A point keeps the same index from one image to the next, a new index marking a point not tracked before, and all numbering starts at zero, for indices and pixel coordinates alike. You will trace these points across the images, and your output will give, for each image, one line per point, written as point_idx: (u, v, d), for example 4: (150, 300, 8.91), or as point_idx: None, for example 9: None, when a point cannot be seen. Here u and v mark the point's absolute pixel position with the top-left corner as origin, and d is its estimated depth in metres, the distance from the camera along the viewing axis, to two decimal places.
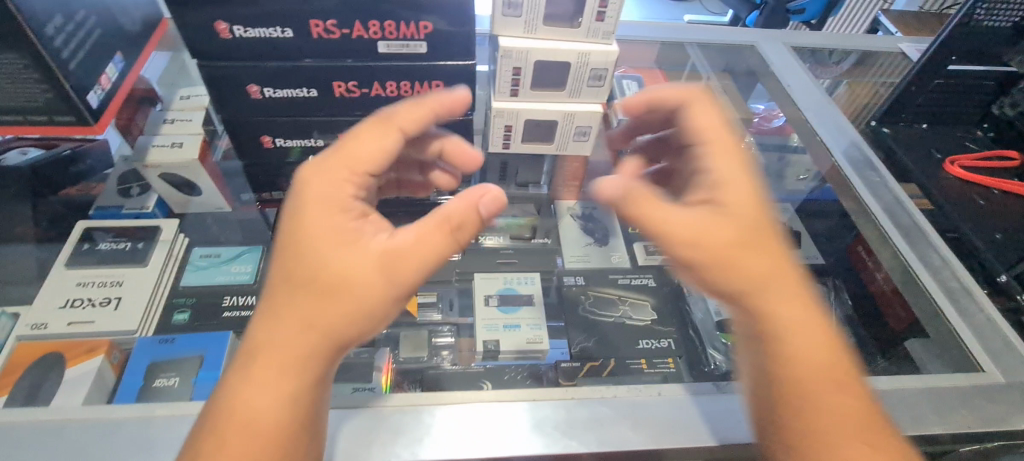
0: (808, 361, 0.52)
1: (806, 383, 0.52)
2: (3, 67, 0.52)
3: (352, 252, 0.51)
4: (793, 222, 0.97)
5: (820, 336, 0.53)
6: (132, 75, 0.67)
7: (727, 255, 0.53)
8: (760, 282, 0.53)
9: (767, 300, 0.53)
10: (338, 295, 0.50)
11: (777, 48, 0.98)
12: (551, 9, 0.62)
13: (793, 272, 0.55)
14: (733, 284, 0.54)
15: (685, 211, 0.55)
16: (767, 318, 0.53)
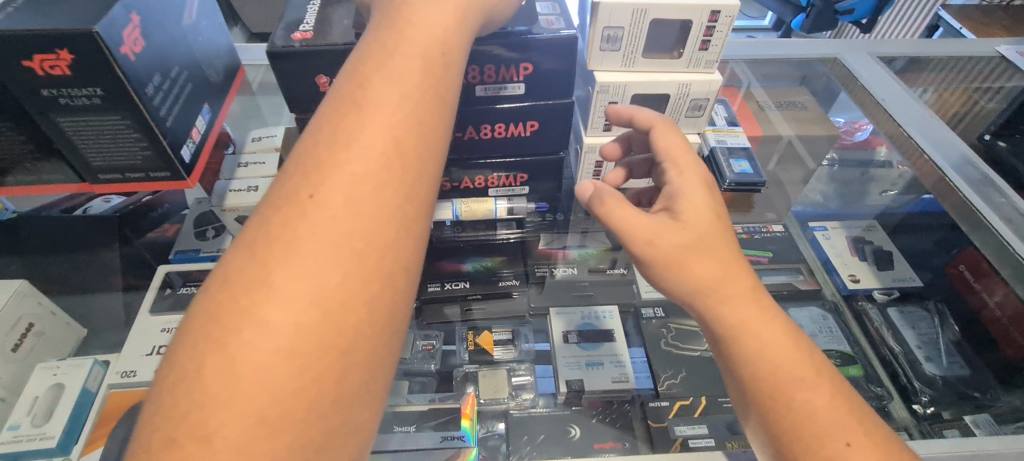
0: (772, 366, 0.46)
1: (786, 393, 0.45)
2: (106, 128, 0.53)
3: (370, 87, 0.38)
4: (885, 243, 0.92)
5: (792, 343, 0.47)
6: (217, 127, 0.68)
7: (684, 255, 0.49)
8: (727, 286, 0.48)
9: (729, 296, 0.48)
10: (400, 146, 0.37)
11: (863, 59, 0.93)
12: (652, 39, 0.56)
13: (745, 281, 0.49)
14: (691, 280, 0.49)
15: (694, 206, 0.50)
16: (737, 315, 0.47)
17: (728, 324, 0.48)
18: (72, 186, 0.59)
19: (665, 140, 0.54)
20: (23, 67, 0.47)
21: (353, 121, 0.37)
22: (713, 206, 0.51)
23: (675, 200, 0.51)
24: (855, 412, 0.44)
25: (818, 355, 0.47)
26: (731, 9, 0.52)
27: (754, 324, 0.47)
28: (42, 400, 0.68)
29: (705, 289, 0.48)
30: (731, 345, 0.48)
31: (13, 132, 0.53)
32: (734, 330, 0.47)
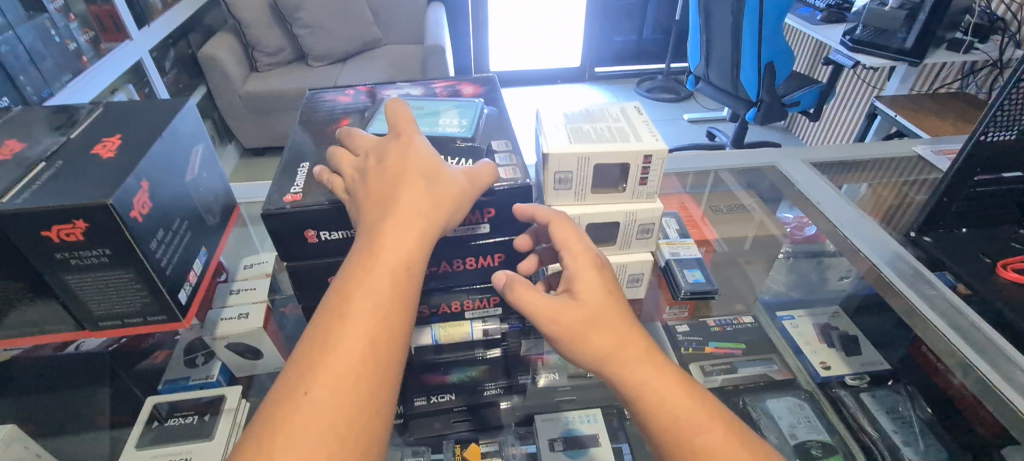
0: (674, 416, 0.50)
1: (688, 438, 0.49)
2: (110, 282, 0.58)
3: (369, 261, 0.49)
4: (849, 328, 0.97)
5: (686, 394, 0.52)
6: (213, 265, 0.73)
7: (583, 329, 0.54)
8: (625, 353, 0.53)
9: (629, 363, 0.53)
10: (393, 308, 0.47)
11: (799, 165, 1.03)
12: (598, 178, 0.64)
13: (638, 341, 0.54)
14: (593, 350, 0.53)
15: (587, 287, 0.56)
16: (636, 378, 0.52)
17: (632, 386, 0.52)
18: (72, 334, 0.62)
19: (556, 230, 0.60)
20: (40, 236, 0.53)
21: (349, 299, 0.46)
22: (604, 284, 0.57)
23: (574, 282, 0.57)
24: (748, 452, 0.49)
25: (711, 400, 0.53)
26: (661, 152, 0.59)
27: (653, 382, 0.52)
28: None
29: (608, 360, 0.53)
30: (634, 401, 0.52)
31: (23, 290, 0.58)
32: (635, 391, 0.52)
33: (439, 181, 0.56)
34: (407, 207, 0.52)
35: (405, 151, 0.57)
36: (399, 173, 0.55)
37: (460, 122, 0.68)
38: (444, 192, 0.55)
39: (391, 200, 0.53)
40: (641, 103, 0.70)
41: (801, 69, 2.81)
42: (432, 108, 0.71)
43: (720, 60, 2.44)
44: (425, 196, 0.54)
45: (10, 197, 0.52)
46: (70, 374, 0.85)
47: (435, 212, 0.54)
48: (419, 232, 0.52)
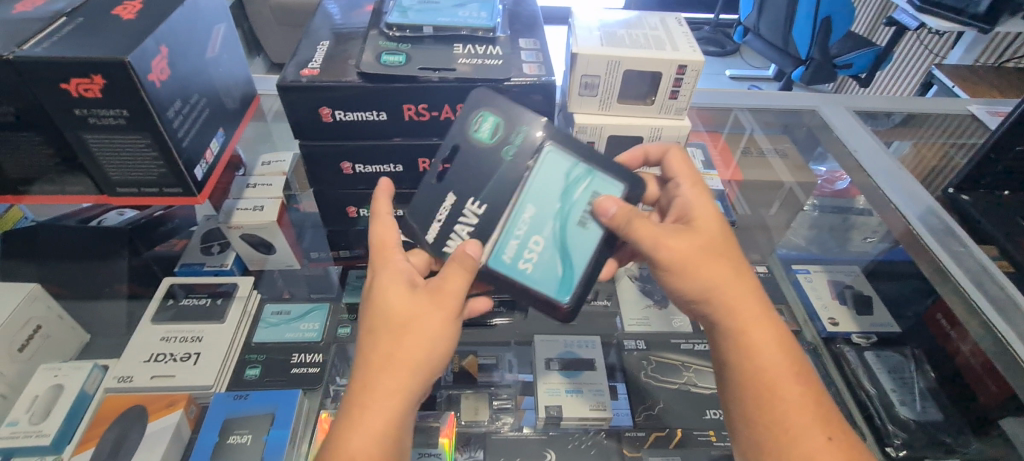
0: (756, 351, 0.56)
1: (771, 387, 0.54)
2: (129, 147, 0.58)
3: (359, 392, 0.52)
4: (863, 287, 0.94)
5: (774, 336, 0.57)
6: (230, 149, 0.73)
7: (694, 256, 0.57)
8: (729, 288, 0.57)
9: (738, 301, 0.57)
10: (372, 436, 0.50)
11: (840, 112, 0.98)
12: (625, 88, 0.60)
13: (750, 284, 0.58)
14: (706, 280, 0.57)
15: (702, 224, 0.59)
16: (734, 312, 0.57)
17: (724, 317, 0.58)
18: (90, 197, 0.64)
19: (675, 165, 0.62)
20: (59, 89, 0.53)
21: (345, 426, 0.50)
22: (720, 228, 0.59)
23: (690, 219, 0.60)
24: (812, 399, 0.54)
25: (791, 343, 0.58)
26: (697, 64, 0.56)
27: (746, 321, 0.57)
28: (42, 399, 0.71)
29: (717, 300, 0.57)
30: (719, 330, 0.58)
31: (42, 145, 0.58)
32: (726, 324, 0.58)
33: (412, 319, 0.53)
34: (387, 360, 0.52)
35: (387, 284, 0.55)
36: (377, 287, 0.55)
37: (480, 15, 0.65)
38: (417, 331, 0.53)
39: (370, 354, 0.53)
40: (683, 16, 0.65)
41: (860, 31, 2.62)
42: (581, 235, 0.59)
43: (771, 13, 2.29)
44: (395, 326, 0.53)
45: (31, 45, 0.52)
46: (92, 243, 0.88)
47: (414, 355, 0.52)
48: (400, 379, 0.52)
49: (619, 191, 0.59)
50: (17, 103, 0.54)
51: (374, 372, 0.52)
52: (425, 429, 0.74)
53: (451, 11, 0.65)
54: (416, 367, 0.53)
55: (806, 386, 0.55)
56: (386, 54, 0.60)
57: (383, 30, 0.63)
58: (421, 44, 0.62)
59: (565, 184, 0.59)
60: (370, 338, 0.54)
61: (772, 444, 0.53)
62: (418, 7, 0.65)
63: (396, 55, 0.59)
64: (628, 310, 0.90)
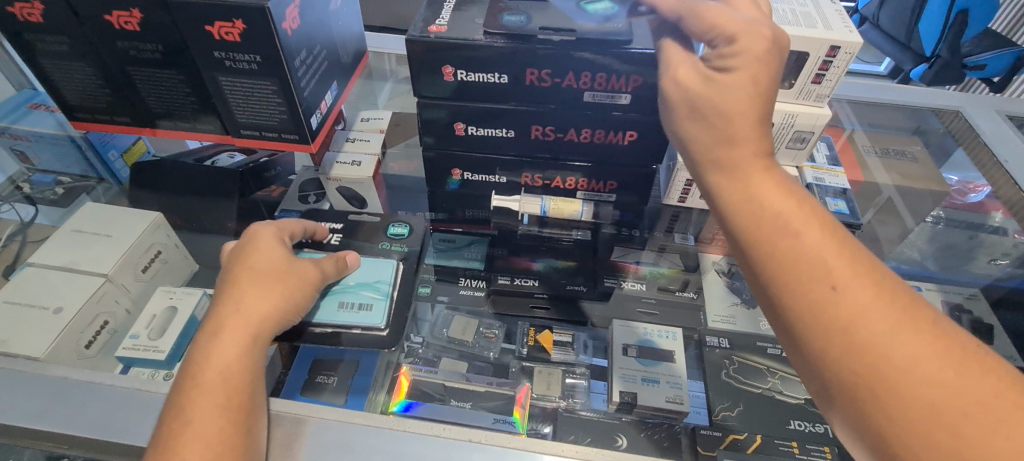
0: (829, 274, 0.39)
1: (857, 326, 0.37)
2: (258, 91, 0.61)
3: (227, 315, 0.55)
4: (986, 316, 0.82)
5: (832, 237, 0.41)
6: (340, 102, 0.75)
7: (738, 162, 0.47)
8: (771, 201, 0.44)
9: (772, 208, 0.43)
10: (238, 350, 0.53)
11: (988, 115, 0.93)
12: None
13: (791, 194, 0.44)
14: (723, 173, 0.48)
15: (736, 84, 0.47)
16: (763, 225, 0.43)
17: (751, 224, 0.44)
18: (217, 136, 0.68)
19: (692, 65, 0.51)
20: (204, 31, 0.56)
21: (213, 342, 0.53)
22: (755, 104, 0.48)
23: (719, 79, 0.48)
24: (920, 316, 0.37)
25: (858, 244, 0.41)
26: (853, 46, 0.51)
27: (794, 226, 0.42)
28: (159, 318, 0.76)
29: (743, 203, 0.45)
30: (762, 260, 0.42)
31: (181, 84, 0.62)
32: (759, 235, 0.43)
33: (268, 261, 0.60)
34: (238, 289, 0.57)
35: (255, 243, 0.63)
36: (256, 241, 0.61)
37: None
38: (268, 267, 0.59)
39: (237, 286, 0.56)
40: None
41: (998, 28, 2.30)
42: (337, 306, 0.68)
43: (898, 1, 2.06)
44: (276, 270, 0.59)
45: None
46: (208, 182, 0.93)
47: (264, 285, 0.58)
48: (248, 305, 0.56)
49: (387, 265, 0.74)
50: (165, 41, 0.58)
51: (248, 297, 0.56)
52: (497, 396, 0.74)
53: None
54: (291, 301, 0.59)
55: (904, 301, 0.38)
56: (508, 14, 0.59)
57: None
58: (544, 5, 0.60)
59: (371, 278, 0.72)
60: (244, 275, 0.58)
61: (888, 404, 0.35)
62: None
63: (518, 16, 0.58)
64: (712, 305, 0.86)
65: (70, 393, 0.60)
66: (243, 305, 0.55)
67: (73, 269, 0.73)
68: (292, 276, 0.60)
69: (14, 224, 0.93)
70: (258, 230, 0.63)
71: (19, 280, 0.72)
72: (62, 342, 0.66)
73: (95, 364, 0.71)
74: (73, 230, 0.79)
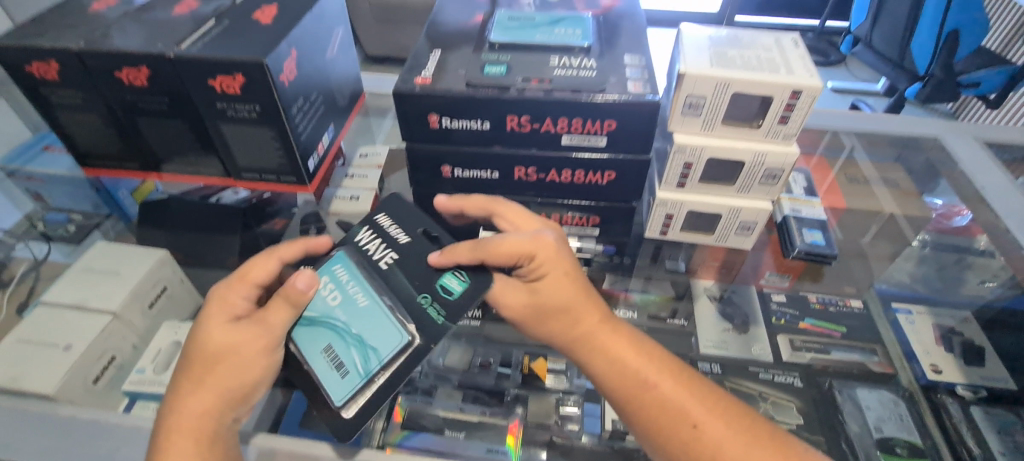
0: (680, 408, 0.52)
1: (712, 452, 0.50)
2: (257, 138, 0.65)
3: (185, 403, 0.53)
4: (976, 338, 0.83)
5: (678, 381, 0.54)
6: (337, 143, 0.79)
7: (564, 322, 0.58)
8: (616, 350, 0.56)
9: (635, 370, 0.55)
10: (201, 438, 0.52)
11: (966, 142, 0.93)
12: (732, 110, 0.58)
13: (627, 341, 0.57)
14: (566, 330, 0.58)
15: (551, 287, 0.58)
16: (625, 383, 0.55)
17: (624, 389, 0.55)
18: (220, 180, 0.71)
19: (507, 217, 0.62)
20: (207, 85, 0.60)
21: (172, 434, 0.52)
22: (578, 285, 0.58)
23: (538, 287, 0.58)
24: (750, 428, 0.51)
25: (697, 380, 0.55)
26: (814, 89, 0.54)
27: (650, 379, 0.54)
28: (165, 353, 0.79)
29: (611, 370, 0.55)
30: (632, 412, 0.54)
31: (185, 132, 0.66)
32: (631, 395, 0.54)
33: (231, 350, 0.53)
34: (200, 385, 0.53)
35: (212, 314, 0.55)
36: (211, 303, 0.56)
37: (577, 34, 0.65)
38: (233, 360, 0.53)
39: (197, 372, 0.53)
40: (800, 36, 0.63)
41: (991, 47, 2.32)
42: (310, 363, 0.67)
43: (888, 24, 2.09)
44: (231, 342, 0.53)
45: (187, 45, 0.59)
46: (213, 219, 0.96)
47: (226, 381, 0.53)
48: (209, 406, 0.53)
49: None
50: (171, 94, 0.62)
51: (206, 382, 0.53)
52: (492, 426, 0.76)
53: (548, 27, 0.66)
54: (253, 370, 0.54)
55: (738, 422, 0.51)
56: (489, 65, 0.63)
57: (486, 46, 0.65)
58: (521, 56, 0.64)
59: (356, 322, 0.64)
60: (202, 352, 0.53)
61: None
62: (516, 25, 0.67)
63: (497, 67, 0.62)
64: (705, 331, 0.86)
65: None
66: (203, 392, 0.53)
67: (83, 307, 0.76)
68: (250, 342, 0.53)
69: (27, 262, 0.98)
70: (217, 289, 0.57)
71: (33, 318, 0.75)
72: (72, 378, 0.69)
73: (102, 401, 0.73)
74: (84, 268, 0.82)
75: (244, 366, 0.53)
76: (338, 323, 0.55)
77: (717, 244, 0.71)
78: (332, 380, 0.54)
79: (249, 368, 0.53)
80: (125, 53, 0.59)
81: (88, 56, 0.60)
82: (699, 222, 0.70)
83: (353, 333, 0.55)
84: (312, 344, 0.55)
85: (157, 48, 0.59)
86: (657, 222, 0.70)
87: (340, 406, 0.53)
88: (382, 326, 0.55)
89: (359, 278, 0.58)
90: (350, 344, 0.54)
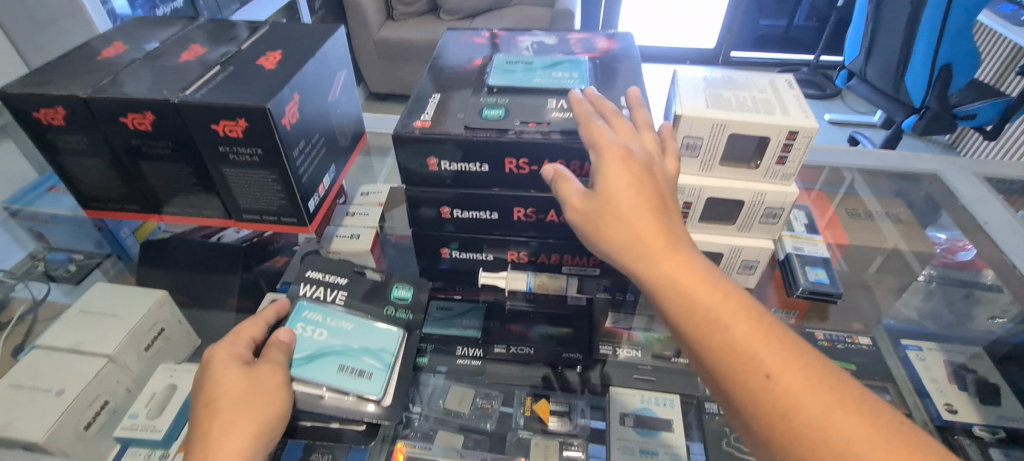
0: (755, 349, 0.45)
1: (785, 400, 0.43)
2: (259, 180, 0.65)
3: (208, 450, 0.53)
4: (991, 374, 0.80)
5: (758, 325, 0.46)
6: (339, 183, 0.79)
7: (638, 221, 0.51)
8: (687, 275, 0.49)
9: (706, 306, 0.48)
10: None
11: (966, 177, 0.95)
12: (729, 150, 0.59)
13: (696, 268, 0.50)
14: (630, 239, 0.51)
15: (635, 191, 0.52)
16: (696, 314, 0.48)
17: (689, 322, 0.48)
18: (220, 221, 0.72)
19: (612, 123, 0.57)
20: (210, 129, 0.61)
21: None
22: (651, 207, 0.51)
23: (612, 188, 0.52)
24: (829, 390, 0.43)
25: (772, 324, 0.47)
26: (810, 131, 0.54)
27: (723, 319, 0.47)
28: (159, 396, 0.77)
29: (680, 301, 0.48)
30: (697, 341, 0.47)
31: (188, 175, 0.67)
32: (697, 331, 0.47)
33: (257, 387, 0.58)
34: (231, 429, 0.55)
35: (224, 363, 0.59)
36: (215, 361, 0.59)
37: (574, 76, 0.67)
38: (260, 397, 0.58)
39: (214, 420, 0.55)
40: (794, 78, 0.64)
41: (985, 79, 2.36)
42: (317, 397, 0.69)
43: (882, 57, 2.13)
44: (249, 385, 0.58)
45: (191, 91, 0.61)
46: (214, 259, 0.96)
47: (254, 419, 0.56)
48: (244, 447, 0.54)
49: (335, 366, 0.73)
50: (174, 138, 0.63)
51: (227, 425, 0.55)
52: None
53: (546, 71, 0.68)
54: (270, 409, 0.58)
55: (821, 377, 0.44)
56: (488, 108, 0.64)
57: (484, 90, 0.67)
58: (520, 98, 0.65)
59: (373, 344, 0.68)
60: (218, 400, 0.56)
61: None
62: (515, 68, 0.69)
63: (496, 110, 0.63)
64: None
65: None
66: (227, 433, 0.54)
67: (78, 349, 0.75)
68: (265, 384, 0.59)
69: (26, 302, 0.98)
70: (212, 352, 0.61)
71: (27, 362, 0.74)
72: (62, 424, 0.68)
73: (92, 448, 0.72)
74: (82, 309, 0.82)
75: (266, 404, 0.58)
76: (337, 343, 0.67)
77: None
78: (362, 383, 0.65)
79: (267, 406, 0.58)
80: (131, 99, 0.60)
81: (94, 102, 0.61)
82: None
83: (356, 344, 0.68)
84: (322, 371, 0.64)
85: (162, 94, 0.60)
86: None
87: (379, 399, 0.65)
88: (376, 332, 0.70)
89: (330, 311, 0.70)
90: (358, 354, 0.67)
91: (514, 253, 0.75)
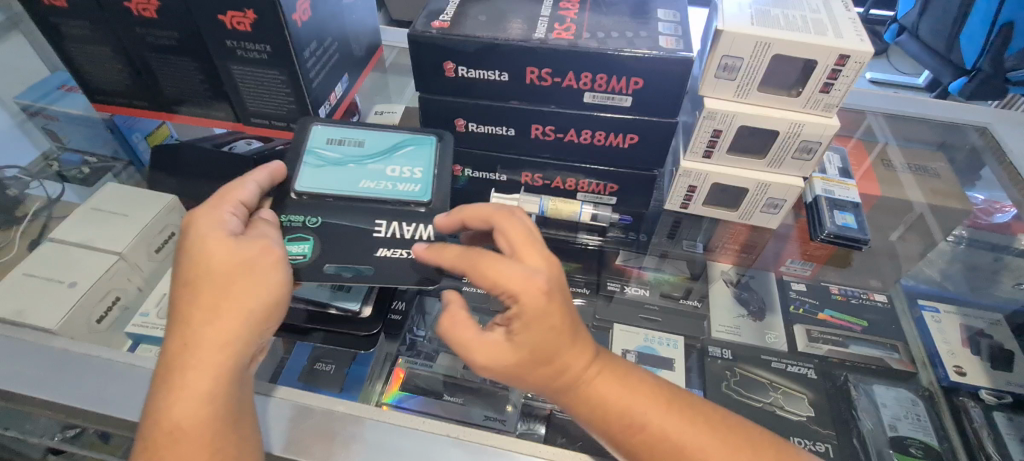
0: (670, 435, 0.49)
1: None
2: (267, 81, 0.62)
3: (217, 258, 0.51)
4: (1008, 341, 0.78)
5: (664, 407, 0.51)
6: (351, 95, 0.76)
7: (547, 375, 0.51)
8: (598, 387, 0.51)
9: (622, 411, 0.51)
10: (236, 296, 0.50)
11: (1014, 132, 0.91)
12: (770, 74, 0.54)
13: (602, 371, 0.52)
14: (545, 380, 0.51)
15: (535, 334, 0.49)
16: (615, 422, 0.50)
17: (612, 430, 0.51)
18: (228, 123, 0.70)
19: (510, 233, 0.52)
20: (217, 19, 0.57)
21: (209, 284, 0.50)
22: (562, 335, 0.50)
23: (511, 329, 0.50)
24: (734, 442, 0.50)
25: (674, 396, 0.52)
26: (863, 55, 0.50)
27: (638, 419, 0.50)
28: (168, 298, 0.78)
29: (596, 415, 0.51)
30: (623, 446, 0.50)
31: (194, 71, 0.64)
32: (620, 436, 0.50)
33: (247, 266, 0.51)
34: (215, 318, 0.49)
35: (207, 234, 0.51)
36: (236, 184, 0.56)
37: (414, 175, 0.61)
38: (249, 278, 0.50)
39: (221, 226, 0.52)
40: None
41: None
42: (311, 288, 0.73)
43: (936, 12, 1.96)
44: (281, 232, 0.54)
45: None
46: (223, 168, 0.94)
47: (243, 304, 0.50)
48: (233, 331, 0.49)
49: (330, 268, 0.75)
50: (181, 29, 0.60)
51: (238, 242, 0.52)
52: (491, 395, 0.74)
53: (381, 163, 0.62)
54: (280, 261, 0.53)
55: (722, 431, 0.50)
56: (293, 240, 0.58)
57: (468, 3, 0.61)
58: (336, 215, 0.60)
59: None
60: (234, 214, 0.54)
61: None
62: (337, 159, 0.62)
63: (300, 246, 0.58)
64: (717, 314, 0.83)
65: (69, 367, 0.62)
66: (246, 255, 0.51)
67: (90, 246, 0.76)
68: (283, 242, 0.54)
69: (40, 199, 0.97)
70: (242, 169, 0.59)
71: (39, 253, 0.75)
72: (74, 316, 0.69)
73: (104, 340, 0.73)
74: (92, 208, 0.81)
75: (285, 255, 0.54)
76: None
77: (741, 221, 0.68)
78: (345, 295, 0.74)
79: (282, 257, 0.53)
80: None
81: None
82: (724, 197, 0.66)
83: None
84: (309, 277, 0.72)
85: None
86: (676, 200, 0.68)
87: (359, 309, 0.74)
88: None
89: None
90: None
91: (528, 175, 0.72)
